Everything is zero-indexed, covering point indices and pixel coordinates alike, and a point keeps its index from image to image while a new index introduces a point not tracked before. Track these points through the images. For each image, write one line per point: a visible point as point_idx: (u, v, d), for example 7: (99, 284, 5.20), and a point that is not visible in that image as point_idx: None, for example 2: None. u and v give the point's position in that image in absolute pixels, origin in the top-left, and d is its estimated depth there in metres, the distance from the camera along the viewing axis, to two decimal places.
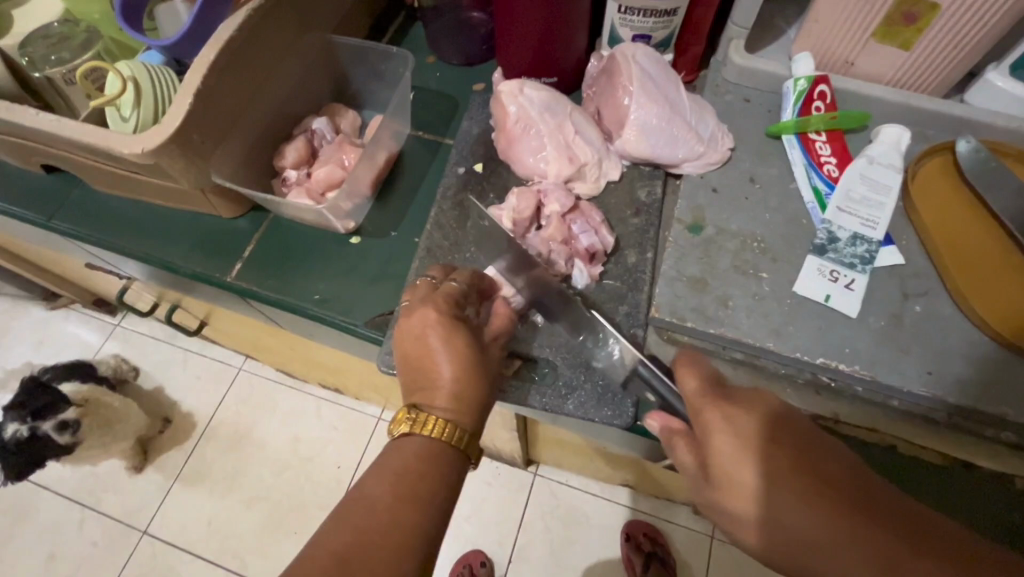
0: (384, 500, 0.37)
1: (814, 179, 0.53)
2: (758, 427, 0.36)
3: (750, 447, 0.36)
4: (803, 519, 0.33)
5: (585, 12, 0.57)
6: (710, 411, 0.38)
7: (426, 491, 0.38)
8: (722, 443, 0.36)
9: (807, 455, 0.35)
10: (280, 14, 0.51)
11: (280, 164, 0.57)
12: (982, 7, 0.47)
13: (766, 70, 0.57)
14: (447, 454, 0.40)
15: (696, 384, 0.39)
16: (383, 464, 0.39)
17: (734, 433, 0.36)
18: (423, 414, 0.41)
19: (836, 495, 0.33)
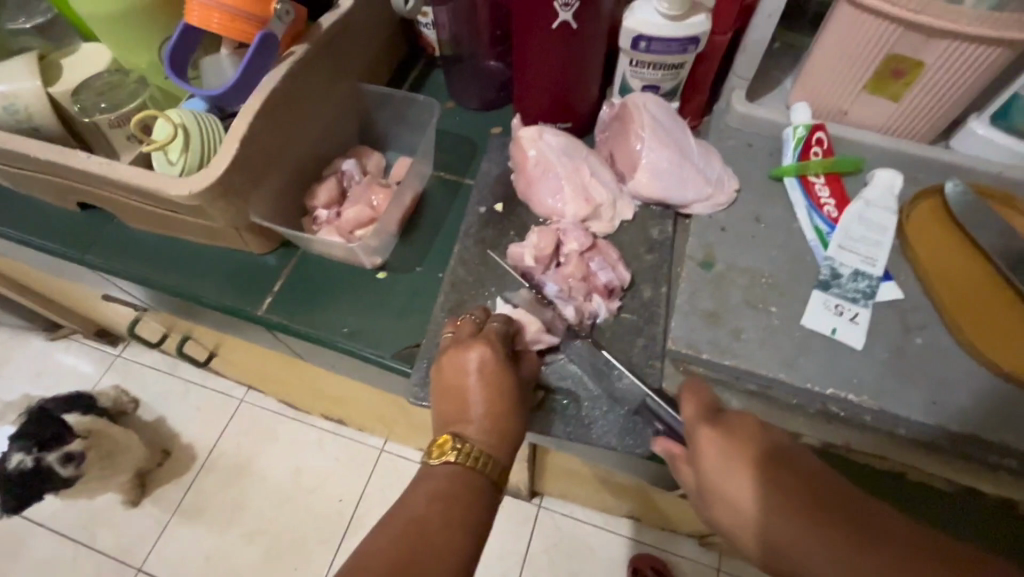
0: (436, 521, 0.38)
1: (816, 220, 0.56)
2: (749, 440, 0.38)
3: (735, 458, 0.38)
4: (728, 482, 0.38)
5: (598, 65, 0.61)
6: (706, 436, 0.39)
7: (470, 516, 0.39)
8: (715, 466, 0.38)
9: (782, 458, 0.37)
10: (315, 67, 0.55)
11: (311, 203, 0.60)
12: (961, 66, 0.52)
13: (766, 118, 0.62)
14: (481, 480, 0.42)
15: (695, 410, 0.42)
16: (423, 486, 0.41)
17: (720, 454, 0.38)
18: (467, 445, 0.43)
19: (743, 455, 0.38)
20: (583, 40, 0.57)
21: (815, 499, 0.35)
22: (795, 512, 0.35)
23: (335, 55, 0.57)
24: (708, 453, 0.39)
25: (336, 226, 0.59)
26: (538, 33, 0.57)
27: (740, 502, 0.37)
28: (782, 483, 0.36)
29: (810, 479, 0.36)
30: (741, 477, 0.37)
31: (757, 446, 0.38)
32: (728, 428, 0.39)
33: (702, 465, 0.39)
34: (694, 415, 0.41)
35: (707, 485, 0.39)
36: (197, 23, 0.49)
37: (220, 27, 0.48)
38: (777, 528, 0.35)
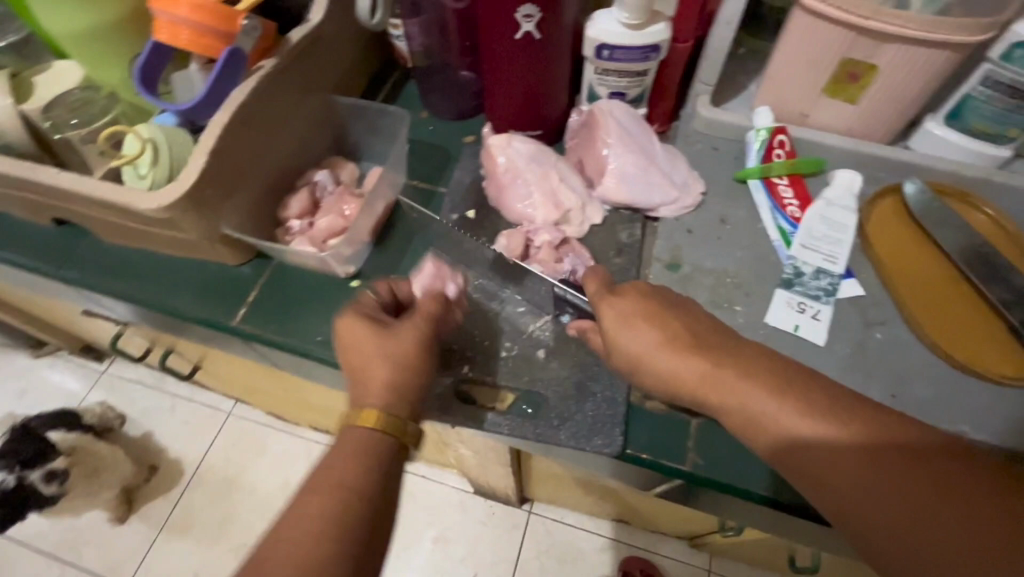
0: (323, 494, 0.38)
1: (779, 219, 0.58)
2: (645, 317, 0.45)
3: (643, 327, 0.44)
4: (711, 385, 0.41)
5: (565, 74, 0.63)
6: (608, 303, 0.46)
7: (364, 480, 0.40)
8: (627, 330, 0.44)
9: (696, 333, 0.43)
10: (286, 80, 0.56)
11: (284, 214, 0.61)
12: (913, 69, 0.54)
13: (731, 122, 0.63)
14: (378, 457, 0.41)
15: (597, 287, 0.48)
16: (315, 479, 0.40)
17: (629, 318, 0.44)
18: (357, 412, 0.43)
19: (708, 353, 0.41)
20: (548, 49, 0.59)
21: (842, 411, 0.37)
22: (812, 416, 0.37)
23: (305, 69, 0.58)
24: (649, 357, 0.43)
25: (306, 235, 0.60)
26: (504, 43, 0.58)
27: (753, 410, 0.39)
28: (798, 393, 0.38)
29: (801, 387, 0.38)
30: (731, 380, 0.40)
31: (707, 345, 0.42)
32: (619, 302, 0.46)
33: (609, 330, 0.45)
34: (597, 287, 0.48)
35: (672, 376, 0.42)
36: (166, 39, 0.50)
37: (188, 41, 0.50)
38: (796, 441, 0.37)
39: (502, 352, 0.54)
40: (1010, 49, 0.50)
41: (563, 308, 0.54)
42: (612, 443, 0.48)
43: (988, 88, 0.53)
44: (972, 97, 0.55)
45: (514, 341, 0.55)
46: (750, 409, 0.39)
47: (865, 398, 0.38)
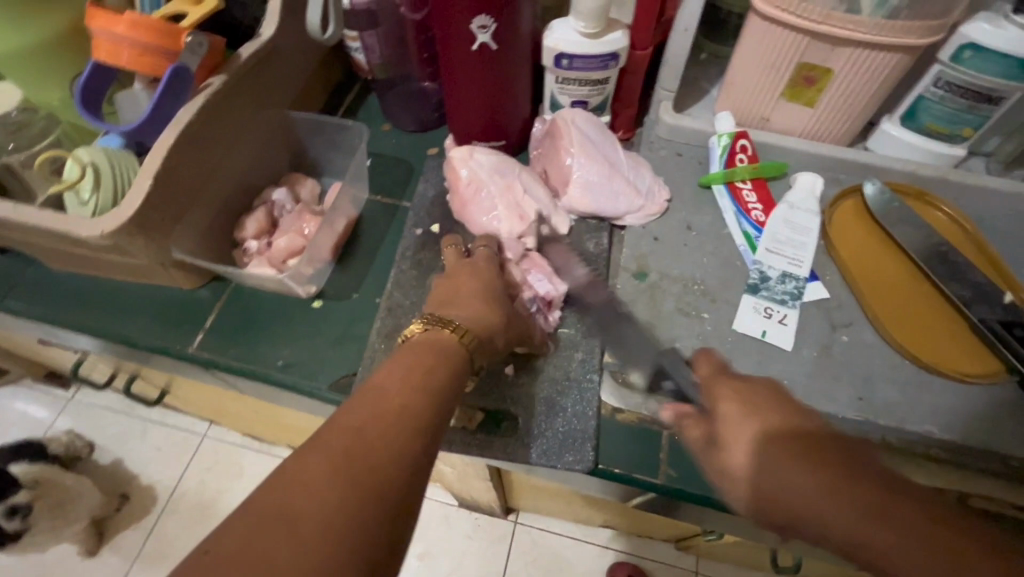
0: (398, 385, 0.37)
1: (743, 224, 0.57)
2: (756, 398, 0.38)
3: (749, 410, 0.38)
4: (785, 475, 0.34)
5: (525, 84, 0.62)
6: (722, 392, 0.40)
7: (435, 384, 0.39)
8: (737, 416, 0.38)
9: (804, 426, 0.37)
10: (237, 97, 0.54)
11: (241, 235, 0.59)
12: (869, 72, 0.54)
13: (693, 128, 0.63)
14: (458, 358, 0.43)
15: (709, 368, 0.43)
16: (398, 368, 0.39)
17: (745, 407, 0.38)
18: (444, 321, 0.46)
19: (805, 449, 0.35)
20: (506, 60, 0.58)
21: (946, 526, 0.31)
22: (924, 547, 0.30)
23: (257, 86, 0.57)
24: (739, 440, 0.37)
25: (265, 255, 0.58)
26: (462, 55, 0.57)
27: (834, 518, 0.32)
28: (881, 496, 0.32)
29: (924, 524, 0.31)
30: (805, 472, 0.34)
31: (807, 434, 0.36)
32: (738, 384, 0.40)
33: (718, 420, 0.39)
34: (708, 371, 0.43)
35: (756, 476, 0.36)
36: (105, 57, 0.48)
37: (130, 61, 0.48)
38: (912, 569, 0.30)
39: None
40: (959, 51, 0.50)
41: (663, 379, 0.49)
42: (583, 460, 0.47)
43: (940, 88, 0.54)
44: (926, 98, 0.55)
45: None
46: (825, 519, 0.33)
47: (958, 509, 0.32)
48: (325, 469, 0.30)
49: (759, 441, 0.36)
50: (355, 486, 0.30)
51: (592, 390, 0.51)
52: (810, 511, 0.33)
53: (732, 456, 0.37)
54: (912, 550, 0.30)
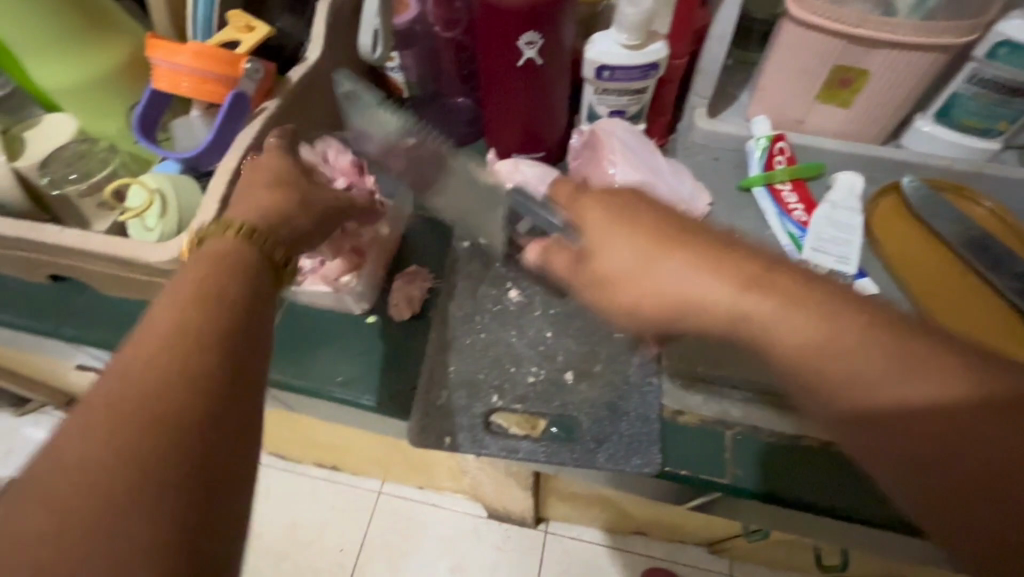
0: (140, 356, 0.31)
1: (787, 225, 0.59)
2: (630, 212, 0.41)
3: (622, 225, 0.41)
4: (684, 279, 0.38)
5: (564, 96, 0.63)
6: (591, 207, 0.43)
7: (206, 336, 0.32)
8: (609, 227, 0.42)
9: (674, 229, 0.40)
10: (291, 119, 0.56)
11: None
12: (904, 70, 0.55)
13: (730, 133, 0.64)
14: (236, 287, 0.35)
15: (570, 190, 0.46)
16: (139, 345, 0.31)
17: (613, 219, 0.42)
18: (225, 224, 0.39)
19: (683, 247, 0.39)
20: (548, 74, 0.59)
21: (837, 305, 0.34)
22: (853, 331, 0.33)
23: (305, 108, 0.58)
24: (628, 253, 0.40)
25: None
26: (505, 70, 0.58)
27: (721, 301, 0.37)
28: (767, 288, 0.36)
29: (839, 307, 0.34)
30: (706, 276, 0.37)
31: (717, 249, 0.38)
32: (602, 195, 0.43)
33: (587, 230, 0.43)
34: (568, 191, 0.46)
35: (626, 276, 0.40)
36: (166, 87, 0.50)
37: (189, 89, 0.50)
38: (842, 350, 0.33)
39: (528, 377, 0.52)
40: (993, 49, 0.52)
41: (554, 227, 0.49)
42: (651, 462, 0.47)
43: (975, 86, 0.55)
44: (960, 95, 0.57)
45: (541, 363, 0.53)
46: (727, 307, 0.37)
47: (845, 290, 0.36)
48: (101, 414, 0.28)
49: (678, 260, 0.38)
50: (162, 393, 0.29)
51: (653, 393, 0.51)
52: (798, 341, 0.35)
53: (614, 267, 0.41)
54: (804, 320, 0.34)
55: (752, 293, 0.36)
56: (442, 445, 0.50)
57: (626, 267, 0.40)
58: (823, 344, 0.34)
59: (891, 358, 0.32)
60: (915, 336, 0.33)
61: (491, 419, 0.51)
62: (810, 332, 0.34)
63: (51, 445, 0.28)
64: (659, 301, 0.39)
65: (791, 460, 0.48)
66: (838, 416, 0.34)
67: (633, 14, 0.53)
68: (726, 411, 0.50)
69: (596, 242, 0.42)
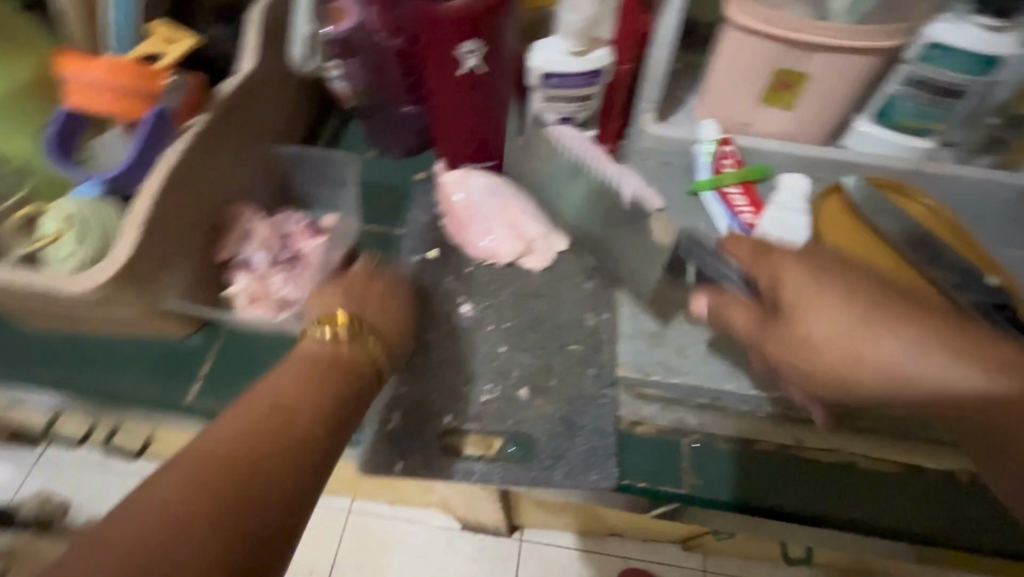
0: (246, 426, 0.37)
1: (733, 227, 0.60)
2: (821, 274, 0.44)
3: (822, 278, 0.43)
4: (834, 330, 0.42)
5: (511, 104, 0.62)
6: (789, 269, 0.45)
7: (303, 426, 0.39)
8: (803, 280, 0.44)
9: (865, 290, 0.43)
10: (223, 133, 0.53)
11: (231, 256, 0.56)
12: (843, 72, 0.56)
13: (678, 137, 0.65)
14: (338, 394, 0.43)
15: (746, 250, 0.49)
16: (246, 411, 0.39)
17: (810, 275, 0.44)
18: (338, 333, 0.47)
19: (855, 304, 0.42)
20: (492, 82, 0.58)
21: (961, 343, 0.40)
22: (962, 360, 0.39)
23: (239, 122, 0.55)
24: (818, 316, 0.42)
25: (263, 275, 0.56)
26: (447, 79, 0.56)
27: (882, 355, 0.41)
28: (910, 326, 0.41)
29: (991, 347, 0.40)
30: (879, 336, 0.41)
31: (894, 298, 0.42)
32: (796, 256, 0.45)
33: (784, 296, 0.44)
34: (747, 255, 0.48)
35: (809, 336, 0.43)
36: (80, 104, 0.46)
37: (105, 106, 0.46)
38: (950, 380, 0.39)
39: (481, 396, 0.51)
40: (926, 51, 0.53)
41: (679, 258, 0.49)
42: (609, 476, 0.47)
43: (910, 86, 0.56)
44: (897, 97, 0.58)
45: (495, 381, 0.52)
46: (901, 365, 0.40)
47: (950, 315, 0.42)
48: (193, 488, 0.33)
49: (844, 311, 0.42)
50: (245, 483, 0.35)
51: (609, 405, 0.50)
52: (936, 375, 0.39)
53: (813, 330, 0.42)
54: (938, 363, 0.39)
55: (921, 342, 0.40)
56: (393, 471, 0.48)
57: (816, 333, 0.42)
58: (960, 378, 0.39)
59: (1008, 391, 0.38)
60: (1003, 354, 0.39)
61: (445, 440, 0.49)
62: (935, 371, 0.39)
63: (153, 481, 0.34)
64: (841, 368, 0.42)
65: (745, 464, 0.49)
66: (985, 435, 0.40)
67: (575, 20, 0.52)
68: (683, 420, 0.50)
69: (795, 304, 0.44)
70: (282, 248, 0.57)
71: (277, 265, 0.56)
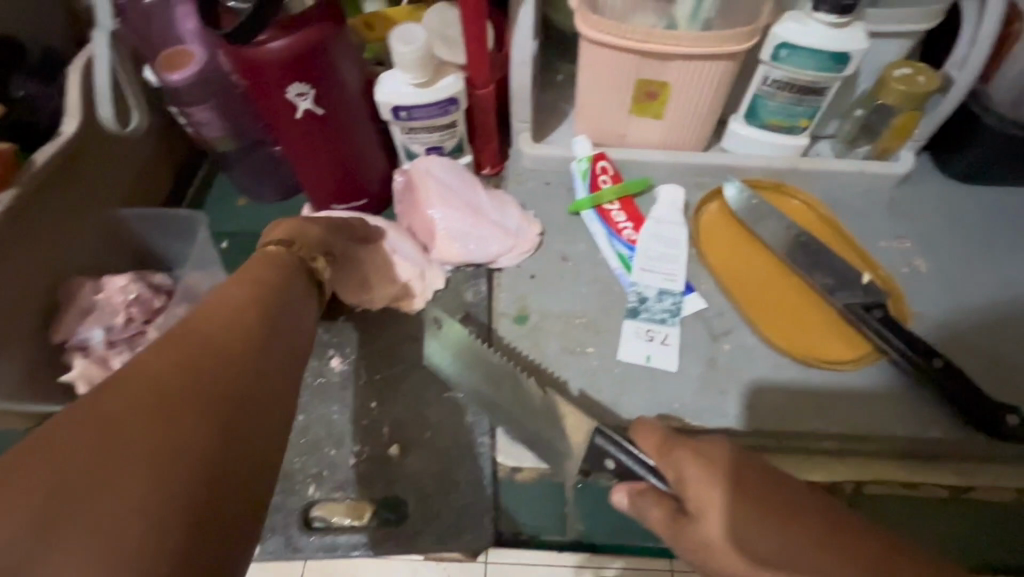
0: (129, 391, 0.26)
1: (616, 246, 0.57)
2: (717, 464, 0.35)
3: (710, 472, 0.34)
4: (726, 523, 0.33)
5: (373, 139, 0.59)
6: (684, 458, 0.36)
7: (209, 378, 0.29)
8: (705, 475, 0.34)
9: (764, 480, 0.34)
10: (37, 208, 0.49)
11: (68, 336, 0.51)
12: (700, 80, 0.55)
13: (555, 156, 0.62)
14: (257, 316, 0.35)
15: (655, 440, 0.38)
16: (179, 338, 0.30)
17: (714, 471, 0.34)
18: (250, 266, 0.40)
19: (752, 496, 0.33)
20: (343, 121, 0.55)
21: (836, 544, 0.30)
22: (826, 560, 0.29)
23: (68, 191, 0.51)
24: (720, 522, 0.33)
25: (103, 355, 0.50)
26: (290, 123, 0.53)
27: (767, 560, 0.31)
28: (804, 524, 0.31)
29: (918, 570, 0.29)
30: (761, 531, 0.31)
31: (798, 510, 0.32)
32: (695, 448, 0.36)
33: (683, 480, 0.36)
34: (655, 444, 0.38)
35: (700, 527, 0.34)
36: None
37: None
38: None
39: (350, 459, 0.48)
40: (776, 51, 0.52)
41: (606, 457, 0.42)
42: (482, 535, 0.45)
43: (770, 86, 0.55)
44: (760, 96, 0.57)
45: (365, 441, 0.49)
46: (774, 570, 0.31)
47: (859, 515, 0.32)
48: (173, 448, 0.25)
49: (734, 520, 0.32)
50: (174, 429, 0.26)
51: (485, 454, 0.48)
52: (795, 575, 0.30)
53: (716, 532, 0.33)
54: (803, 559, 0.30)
55: (806, 541, 0.30)
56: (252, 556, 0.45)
57: (716, 541, 0.32)
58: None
59: None
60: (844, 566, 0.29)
61: (311, 513, 0.46)
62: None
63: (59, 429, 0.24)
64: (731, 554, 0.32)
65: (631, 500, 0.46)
66: None
67: (409, 52, 0.49)
68: None
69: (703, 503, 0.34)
70: (124, 324, 0.51)
71: (117, 343, 0.51)
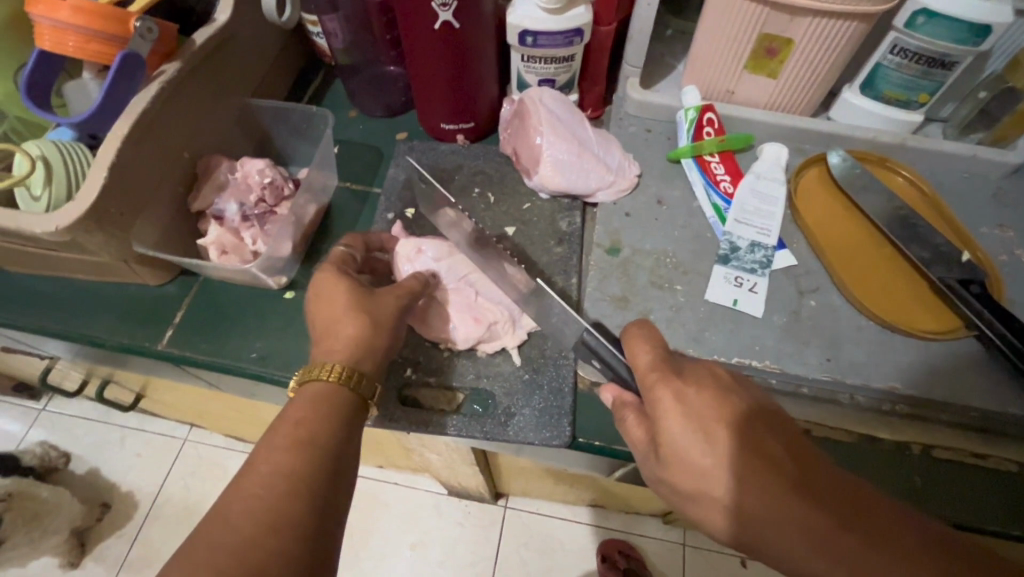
0: (245, 523, 0.33)
1: (713, 196, 0.58)
2: (701, 411, 0.36)
3: (696, 425, 0.36)
4: (697, 452, 0.36)
5: (491, 64, 0.61)
6: (665, 392, 0.38)
7: (314, 483, 0.36)
8: (679, 412, 0.37)
9: (732, 419, 0.36)
10: (192, 84, 0.53)
11: (205, 206, 0.56)
12: (827, 42, 0.55)
13: (662, 103, 0.63)
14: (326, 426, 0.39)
15: (649, 358, 0.40)
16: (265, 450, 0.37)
17: (689, 409, 0.37)
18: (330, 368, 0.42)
19: (724, 430, 0.36)
20: (470, 41, 0.57)
21: (798, 487, 0.34)
22: (783, 497, 0.34)
23: (216, 75, 0.55)
24: (733, 483, 0.35)
25: (237, 227, 0.56)
26: (423, 36, 0.55)
27: (719, 489, 0.35)
28: (765, 469, 0.35)
29: (875, 516, 0.33)
30: (727, 464, 0.35)
31: (802, 480, 0.34)
32: (680, 394, 0.37)
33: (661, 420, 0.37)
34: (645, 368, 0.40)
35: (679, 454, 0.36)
36: (51, 46, 0.46)
37: (76, 49, 0.46)
38: (779, 516, 0.33)
39: (444, 352, 0.53)
40: (912, 18, 0.51)
41: (592, 358, 0.48)
42: (560, 435, 0.48)
43: (897, 56, 0.55)
44: (883, 66, 0.56)
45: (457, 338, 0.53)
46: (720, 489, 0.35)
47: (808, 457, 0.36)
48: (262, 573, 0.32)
49: (741, 483, 0.35)
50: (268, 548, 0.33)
51: (568, 366, 0.51)
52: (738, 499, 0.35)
53: (690, 459, 0.36)
54: (759, 492, 0.34)
55: (765, 478, 0.34)
56: None
57: (732, 504, 0.35)
58: (778, 512, 0.33)
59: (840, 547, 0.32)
60: (798, 499, 0.34)
61: (405, 393, 0.52)
62: (766, 507, 0.34)
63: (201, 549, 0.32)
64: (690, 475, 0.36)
65: None
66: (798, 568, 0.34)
67: None
68: None
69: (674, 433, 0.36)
70: (256, 204, 0.58)
71: (249, 219, 0.57)
